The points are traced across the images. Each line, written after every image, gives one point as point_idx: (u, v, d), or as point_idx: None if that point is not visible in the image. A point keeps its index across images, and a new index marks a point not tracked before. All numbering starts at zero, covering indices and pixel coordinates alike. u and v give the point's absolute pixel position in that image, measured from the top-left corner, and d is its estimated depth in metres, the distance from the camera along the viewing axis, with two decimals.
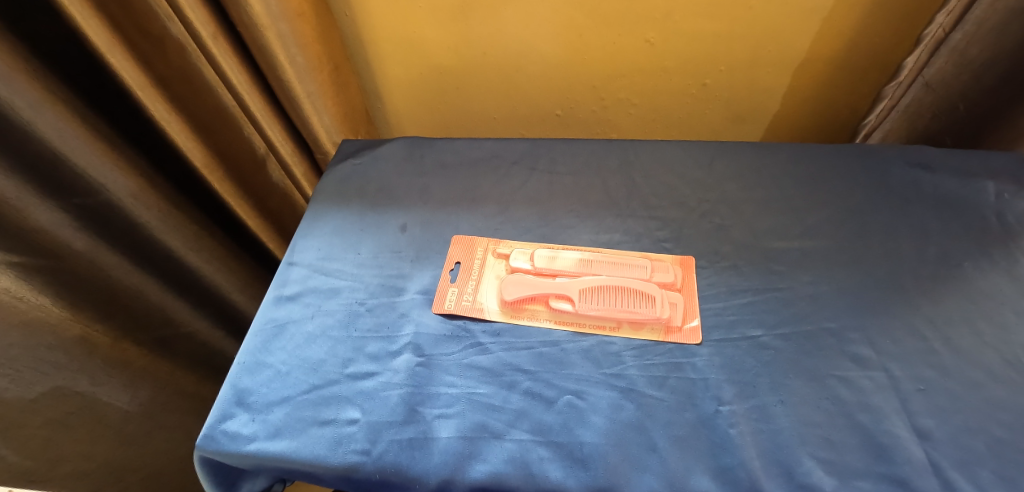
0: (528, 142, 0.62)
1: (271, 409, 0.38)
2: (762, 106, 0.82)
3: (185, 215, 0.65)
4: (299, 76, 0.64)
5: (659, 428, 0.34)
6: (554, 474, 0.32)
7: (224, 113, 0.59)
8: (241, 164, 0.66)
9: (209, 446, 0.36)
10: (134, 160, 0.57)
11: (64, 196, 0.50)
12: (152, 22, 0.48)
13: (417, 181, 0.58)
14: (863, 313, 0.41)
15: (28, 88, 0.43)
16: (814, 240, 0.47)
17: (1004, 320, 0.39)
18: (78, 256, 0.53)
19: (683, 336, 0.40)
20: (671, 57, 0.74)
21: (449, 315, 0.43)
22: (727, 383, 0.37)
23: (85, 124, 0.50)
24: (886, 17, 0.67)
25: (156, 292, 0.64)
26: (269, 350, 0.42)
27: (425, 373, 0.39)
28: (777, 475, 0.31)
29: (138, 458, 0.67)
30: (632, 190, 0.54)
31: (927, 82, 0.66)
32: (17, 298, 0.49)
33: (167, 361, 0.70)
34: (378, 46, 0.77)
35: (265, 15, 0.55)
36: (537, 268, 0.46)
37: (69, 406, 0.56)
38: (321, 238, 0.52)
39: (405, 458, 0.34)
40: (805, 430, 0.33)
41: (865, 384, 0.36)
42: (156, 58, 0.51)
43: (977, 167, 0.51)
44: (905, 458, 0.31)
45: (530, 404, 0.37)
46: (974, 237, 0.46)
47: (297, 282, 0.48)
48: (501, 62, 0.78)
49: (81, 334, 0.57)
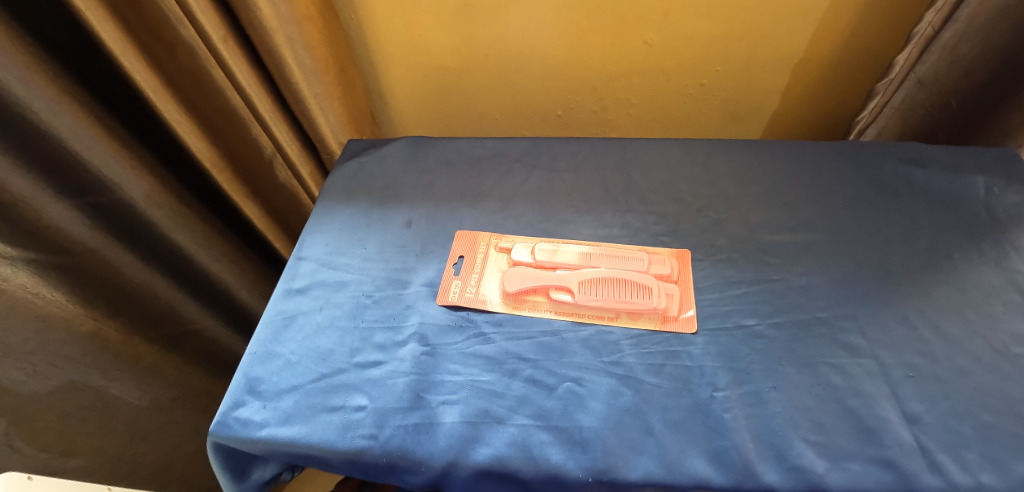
0: (529, 140, 0.63)
1: (282, 397, 0.39)
2: (760, 104, 0.83)
3: (196, 214, 0.67)
4: (306, 77, 0.66)
5: (656, 413, 0.36)
6: (554, 457, 0.34)
7: (234, 115, 0.61)
8: (249, 163, 0.68)
9: (222, 431, 0.38)
10: (147, 160, 0.58)
11: (80, 194, 0.52)
12: (165, 26, 0.49)
13: (421, 178, 0.60)
14: (855, 303, 0.42)
15: (47, 91, 0.44)
16: (808, 233, 0.49)
17: (992, 309, 0.40)
18: (92, 253, 0.55)
19: (679, 325, 0.41)
20: (670, 57, 0.76)
21: (453, 306, 0.45)
22: (722, 370, 0.38)
23: (100, 124, 0.51)
24: (879, 16, 0.69)
25: (166, 289, 0.66)
26: (279, 341, 0.44)
27: (430, 362, 0.40)
28: (771, 457, 0.32)
29: (148, 452, 0.68)
30: (630, 186, 0.56)
31: (919, 79, 0.67)
32: (34, 293, 0.51)
33: (177, 357, 0.72)
34: (383, 48, 0.79)
35: (274, 19, 0.57)
36: (539, 261, 0.47)
37: (82, 399, 0.58)
38: (329, 233, 0.54)
39: (411, 442, 0.35)
40: (797, 414, 0.35)
41: (857, 371, 0.37)
42: (168, 62, 0.53)
43: (968, 162, 0.53)
44: (893, 440, 0.33)
45: (531, 390, 0.38)
46: (963, 230, 0.47)
47: (306, 275, 0.49)
48: (502, 63, 0.80)
49: (95, 329, 0.59)
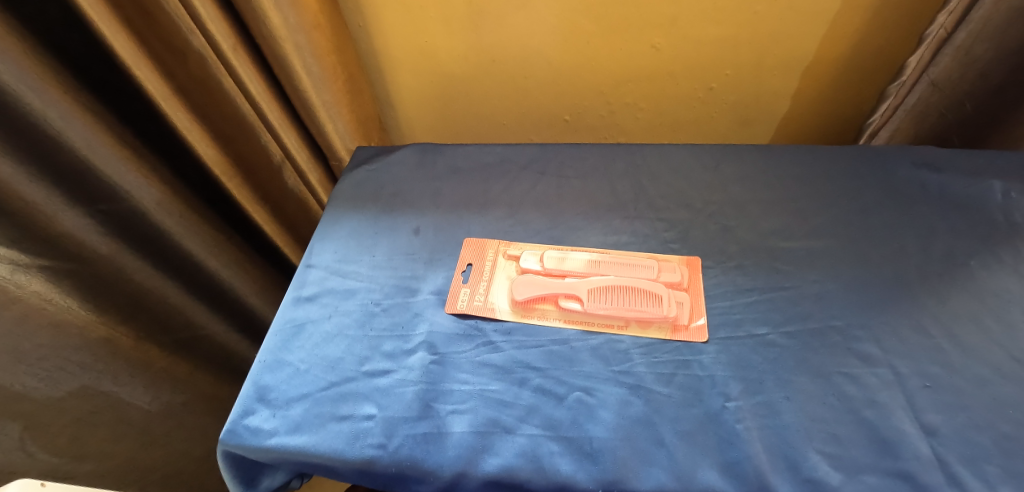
0: (537, 146, 0.63)
1: (292, 405, 0.40)
2: (770, 107, 0.82)
3: (206, 221, 0.67)
4: (314, 85, 0.66)
5: (667, 424, 0.35)
6: (564, 468, 0.33)
7: (243, 122, 0.62)
8: (258, 170, 0.69)
9: (233, 440, 0.38)
10: (158, 169, 0.59)
11: (92, 202, 0.52)
12: (176, 35, 0.50)
13: (429, 186, 0.60)
14: (870, 310, 0.41)
15: (61, 102, 0.45)
16: (820, 239, 0.48)
17: (1011, 316, 0.39)
18: (103, 260, 0.56)
19: (690, 334, 0.41)
20: (678, 62, 0.76)
21: (462, 314, 0.45)
22: (734, 380, 0.37)
23: (112, 134, 0.52)
24: (892, 18, 0.68)
25: (176, 295, 0.67)
26: (289, 349, 0.44)
27: (439, 371, 0.40)
28: (784, 469, 0.32)
29: (158, 457, 0.68)
30: (639, 192, 0.56)
31: (933, 81, 0.66)
32: (48, 301, 0.52)
33: (187, 363, 0.72)
34: (391, 55, 0.79)
35: (283, 27, 0.58)
36: (547, 269, 0.47)
37: (93, 405, 0.58)
38: (338, 241, 0.54)
39: (420, 451, 0.35)
40: (811, 425, 0.34)
41: (872, 381, 0.36)
42: (179, 71, 0.54)
43: (984, 166, 0.52)
44: (910, 453, 0.32)
45: (541, 400, 0.38)
46: (980, 235, 0.46)
47: (315, 283, 0.50)
48: (509, 68, 0.80)
49: (106, 335, 0.59)
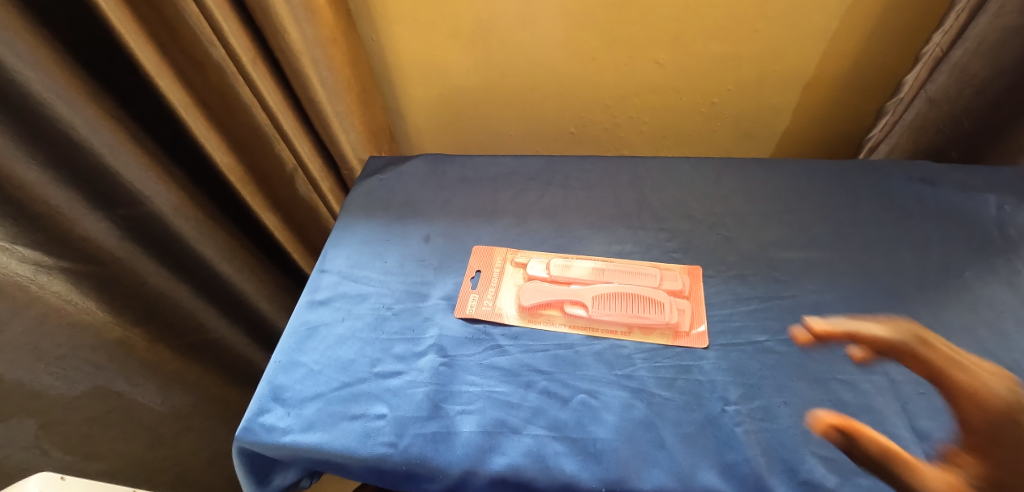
0: (544, 158, 0.65)
1: (305, 404, 0.41)
2: (771, 121, 0.84)
3: (220, 226, 0.69)
4: (329, 96, 0.69)
5: (668, 426, 0.36)
6: (568, 467, 0.35)
7: (260, 132, 0.64)
8: (272, 177, 0.71)
9: (249, 437, 0.39)
10: (176, 176, 0.61)
11: (113, 207, 0.55)
12: (198, 46, 0.52)
13: (439, 195, 0.62)
14: (866, 319, 0.42)
15: (88, 110, 0.48)
16: (818, 250, 0.49)
17: (1003, 325, 0.40)
18: (120, 263, 0.57)
19: (691, 340, 0.42)
20: (681, 77, 0.78)
21: (470, 318, 0.46)
22: (733, 385, 0.39)
23: (135, 142, 0.54)
24: (888, 37, 0.70)
25: (189, 298, 0.68)
26: (303, 350, 0.46)
27: (448, 373, 0.42)
28: (781, 471, 0.33)
29: (167, 458, 0.70)
30: (643, 203, 0.57)
31: (930, 97, 0.68)
32: (69, 301, 0.54)
33: (198, 365, 0.74)
34: (402, 67, 0.82)
35: (301, 42, 0.61)
36: (553, 276, 0.49)
37: (106, 404, 0.60)
38: (351, 247, 0.56)
39: (429, 450, 0.37)
40: (807, 429, 0.35)
41: (867, 387, 0.37)
42: (200, 82, 0.56)
43: (978, 181, 0.53)
44: (903, 457, 0.33)
45: (547, 402, 0.39)
46: (975, 248, 0.47)
47: (328, 287, 0.51)
48: (517, 82, 0.83)
49: (121, 336, 0.61)
